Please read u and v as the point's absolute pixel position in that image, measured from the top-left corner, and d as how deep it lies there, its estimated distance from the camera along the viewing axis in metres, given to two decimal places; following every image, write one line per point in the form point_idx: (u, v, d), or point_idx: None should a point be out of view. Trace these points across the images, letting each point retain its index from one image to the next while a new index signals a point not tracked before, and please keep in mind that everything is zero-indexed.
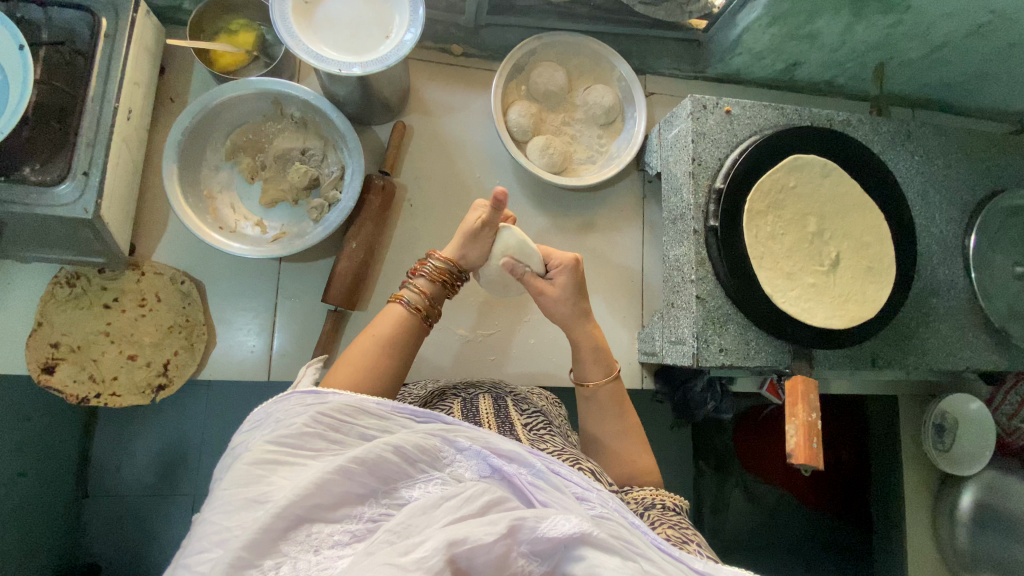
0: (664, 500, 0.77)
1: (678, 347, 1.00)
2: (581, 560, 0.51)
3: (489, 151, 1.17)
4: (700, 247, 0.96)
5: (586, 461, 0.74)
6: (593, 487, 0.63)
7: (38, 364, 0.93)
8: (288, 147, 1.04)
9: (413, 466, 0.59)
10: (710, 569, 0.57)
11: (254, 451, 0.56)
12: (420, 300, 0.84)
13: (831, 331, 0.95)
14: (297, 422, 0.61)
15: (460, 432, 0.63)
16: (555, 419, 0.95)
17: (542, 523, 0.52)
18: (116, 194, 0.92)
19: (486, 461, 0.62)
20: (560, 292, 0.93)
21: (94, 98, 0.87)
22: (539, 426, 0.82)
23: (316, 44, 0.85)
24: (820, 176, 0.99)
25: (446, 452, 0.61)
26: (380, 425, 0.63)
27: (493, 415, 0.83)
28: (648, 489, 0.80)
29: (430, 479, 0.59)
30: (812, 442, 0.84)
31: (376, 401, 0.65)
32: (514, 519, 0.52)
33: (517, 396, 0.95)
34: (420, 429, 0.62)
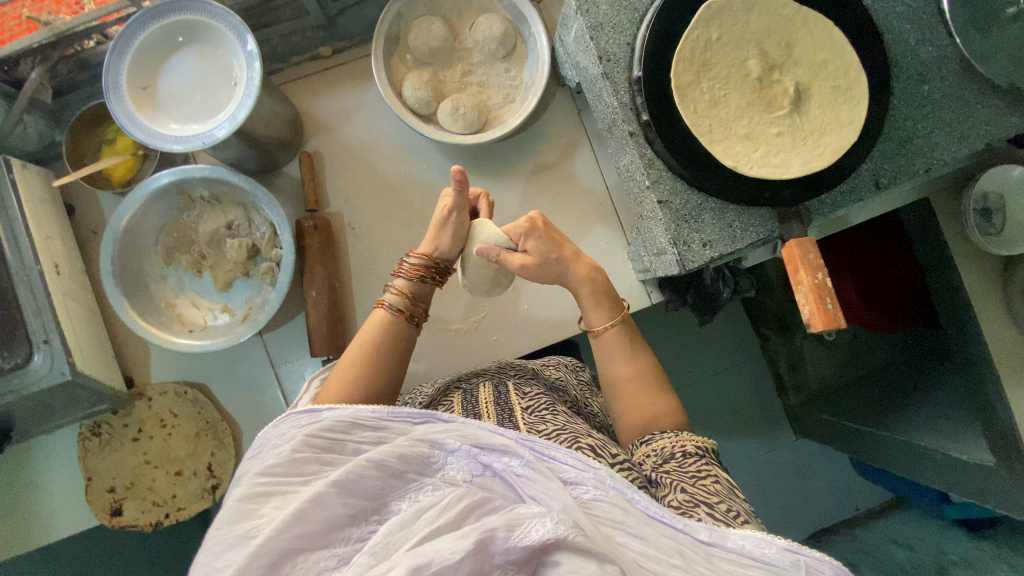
0: (685, 445, 0.76)
1: (663, 258, 0.93)
2: (558, 565, 0.53)
3: (404, 140, 1.09)
4: (643, 148, 0.87)
5: (586, 437, 0.74)
6: (591, 468, 0.63)
7: (106, 511, 1.01)
8: (213, 229, 1.01)
9: (402, 478, 0.61)
10: (716, 538, 0.58)
11: (246, 486, 0.59)
12: (399, 300, 0.85)
13: (815, 176, 0.85)
14: (286, 450, 0.62)
15: (452, 433, 0.66)
16: (565, 393, 0.94)
17: (515, 532, 0.54)
18: (87, 344, 0.95)
19: (476, 460, 0.64)
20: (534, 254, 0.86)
21: (16, 271, 0.88)
22: (541, 407, 0.81)
23: (171, 126, 0.81)
24: (742, 12, 0.85)
25: (437, 457, 0.64)
26: (374, 437, 0.66)
27: (493, 404, 0.83)
28: (670, 434, 0.79)
29: (422, 487, 0.61)
30: (827, 303, 0.77)
31: (370, 411, 0.68)
32: (486, 532, 0.53)
33: (522, 376, 0.95)
34: (412, 436, 0.65)
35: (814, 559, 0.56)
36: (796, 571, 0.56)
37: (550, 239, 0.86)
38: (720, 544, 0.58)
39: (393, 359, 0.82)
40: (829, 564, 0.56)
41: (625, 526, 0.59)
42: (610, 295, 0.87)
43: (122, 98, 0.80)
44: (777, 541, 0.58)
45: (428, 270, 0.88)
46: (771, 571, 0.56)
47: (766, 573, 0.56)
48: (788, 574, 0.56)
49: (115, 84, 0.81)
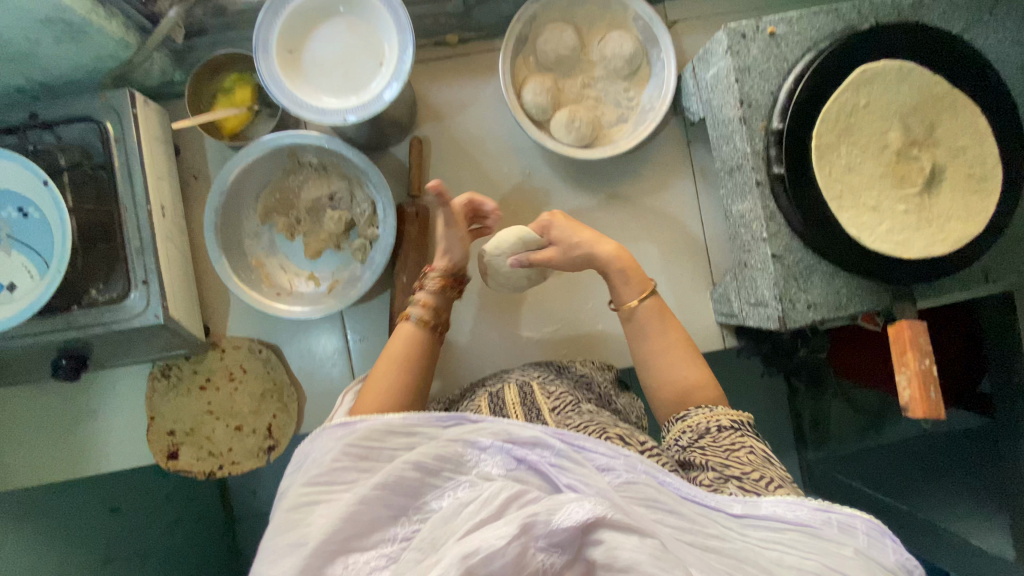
0: (720, 420, 0.76)
1: (761, 310, 0.93)
2: (599, 544, 0.54)
3: (512, 140, 1.09)
4: (766, 200, 0.87)
5: (614, 428, 0.74)
6: (620, 455, 0.65)
7: (163, 452, 1.03)
8: (316, 197, 1.02)
9: (438, 475, 0.62)
10: (748, 509, 0.62)
11: (292, 496, 0.61)
12: (426, 313, 0.85)
13: (933, 260, 0.84)
14: (326, 459, 0.64)
15: (483, 430, 0.66)
16: (590, 390, 0.94)
17: (556, 515, 0.55)
18: (178, 289, 0.95)
19: (510, 454, 0.65)
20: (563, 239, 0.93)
21: (127, 208, 0.88)
22: (568, 407, 0.81)
23: (312, 95, 0.81)
24: (895, 83, 0.84)
25: (471, 455, 0.65)
26: (408, 443, 0.66)
27: (520, 402, 0.83)
28: (704, 408, 0.80)
29: (459, 484, 0.62)
30: (929, 393, 0.77)
31: (401, 417, 0.68)
32: (528, 517, 0.55)
33: (549, 374, 0.95)
34: (445, 437, 0.66)
35: (846, 516, 0.60)
36: (828, 530, 0.59)
37: (569, 227, 0.93)
38: (753, 514, 0.61)
39: (427, 368, 0.83)
40: (860, 520, 0.60)
41: (660, 504, 0.62)
42: (639, 271, 0.90)
43: (269, 59, 0.80)
44: (810, 503, 0.61)
45: (449, 282, 0.89)
46: (803, 533, 0.59)
47: (801, 535, 0.59)
48: (822, 533, 0.59)
49: (264, 43, 0.80)
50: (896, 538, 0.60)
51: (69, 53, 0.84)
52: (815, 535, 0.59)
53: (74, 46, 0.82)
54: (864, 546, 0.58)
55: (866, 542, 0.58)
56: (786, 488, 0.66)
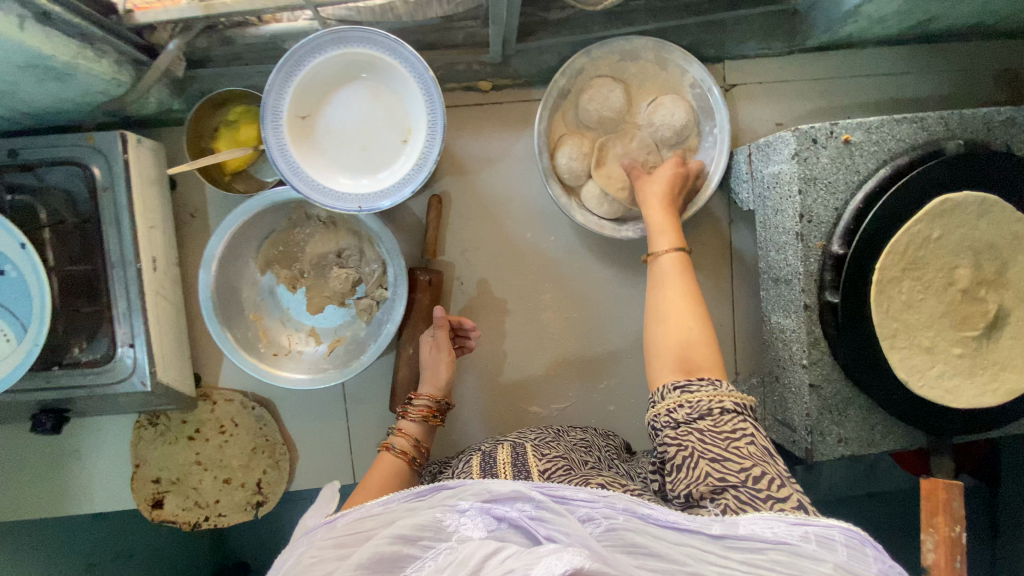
0: (723, 402, 0.64)
1: (787, 431, 0.87)
2: None
3: (539, 203, 1.00)
4: (812, 325, 0.80)
5: (599, 478, 0.68)
6: (599, 496, 0.55)
7: (148, 501, 0.99)
8: (323, 252, 0.94)
9: (415, 545, 0.50)
10: (728, 529, 0.51)
11: None
12: (407, 442, 0.81)
13: (979, 411, 0.79)
14: (302, 555, 0.52)
15: (460, 493, 0.56)
16: (590, 452, 0.86)
17: (534, 567, 0.43)
18: (168, 345, 0.89)
19: (490, 515, 0.54)
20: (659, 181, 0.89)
21: (113, 264, 0.80)
22: (558, 470, 0.69)
23: (326, 173, 0.72)
24: (974, 216, 0.76)
25: (450, 519, 0.53)
26: (384, 517, 0.54)
27: (510, 465, 0.70)
28: (710, 381, 0.67)
29: (440, 552, 0.49)
30: (954, 561, 0.73)
31: (380, 502, 0.56)
32: (501, 572, 0.44)
33: (546, 438, 0.85)
34: (421, 505, 0.55)
35: (821, 526, 0.50)
36: (807, 545, 0.49)
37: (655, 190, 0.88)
38: (734, 535, 0.50)
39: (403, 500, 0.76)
40: (838, 529, 0.50)
41: (642, 549, 0.50)
42: (676, 234, 0.84)
43: (279, 128, 0.69)
44: (816, 522, 0.51)
45: (434, 413, 0.86)
46: (781, 552, 0.49)
47: (782, 555, 0.49)
48: (800, 550, 0.49)
49: (274, 108, 0.69)
50: (877, 545, 0.51)
51: (53, 91, 0.73)
52: (795, 554, 0.48)
53: (58, 85, 0.72)
54: (846, 560, 0.48)
55: (846, 554, 0.48)
56: (792, 491, 0.56)
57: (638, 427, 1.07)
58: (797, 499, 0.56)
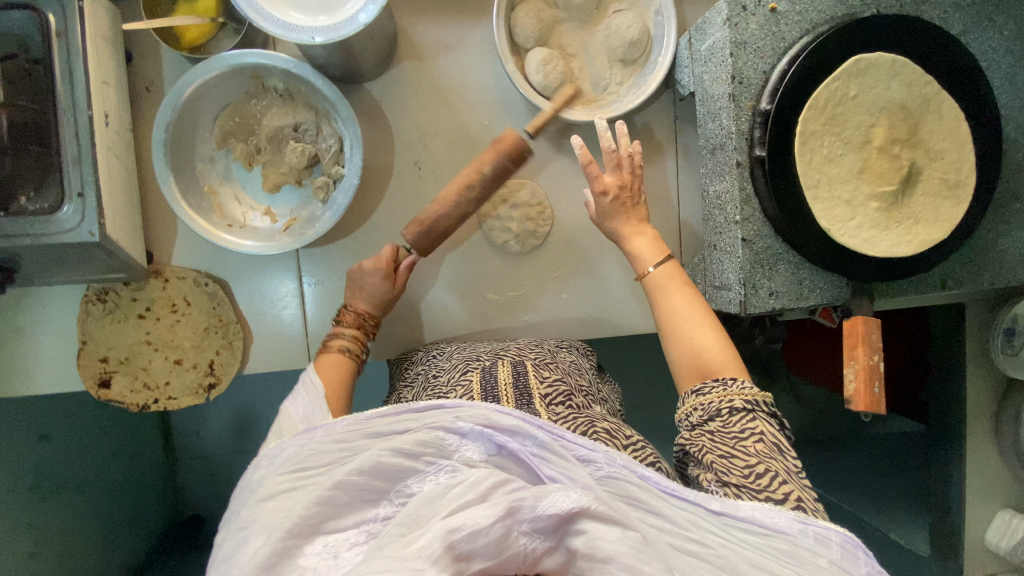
0: (734, 401, 0.71)
1: (723, 293, 0.93)
2: (582, 534, 0.50)
3: (496, 92, 1.04)
4: (745, 182, 0.86)
5: (602, 421, 0.71)
6: (599, 447, 0.59)
7: (94, 379, 0.97)
8: (279, 125, 0.95)
9: (417, 460, 0.55)
10: (728, 508, 0.58)
11: (267, 485, 0.54)
12: (357, 347, 0.90)
13: (898, 260, 0.85)
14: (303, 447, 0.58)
15: (463, 413, 0.59)
16: (579, 380, 0.91)
17: (543, 501, 0.51)
18: (118, 207, 0.88)
19: (492, 440, 0.58)
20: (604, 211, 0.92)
21: (65, 111, 0.80)
22: (559, 398, 0.75)
23: (280, 8, 0.74)
24: (888, 77, 0.83)
25: (451, 440, 0.57)
26: (390, 424, 0.58)
27: (513, 386, 0.76)
28: (723, 382, 0.74)
29: (440, 469, 0.55)
30: (874, 388, 0.79)
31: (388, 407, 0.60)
32: (513, 500, 0.50)
33: (542, 358, 0.92)
34: (422, 422, 0.58)
35: (821, 527, 0.57)
36: (804, 539, 0.56)
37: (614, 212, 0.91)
38: (731, 514, 0.58)
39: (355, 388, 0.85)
40: (834, 531, 0.57)
41: (643, 503, 0.56)
42: (656, 245, 0.89)
43: None
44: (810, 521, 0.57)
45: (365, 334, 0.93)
46: (781, 540, 0.56)
47: (782, 542, 0.56)
48: (798, 542, 0.56)
49: None
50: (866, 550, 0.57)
51: None
52: (793, 544, 0.56)
53: None
54: (837, 559, 0.55)
55: (839, 553, 0.55)
56: (794, 487, 0.61)
57: (592, 316, 1.11)
58: (796, 497, 0.60)
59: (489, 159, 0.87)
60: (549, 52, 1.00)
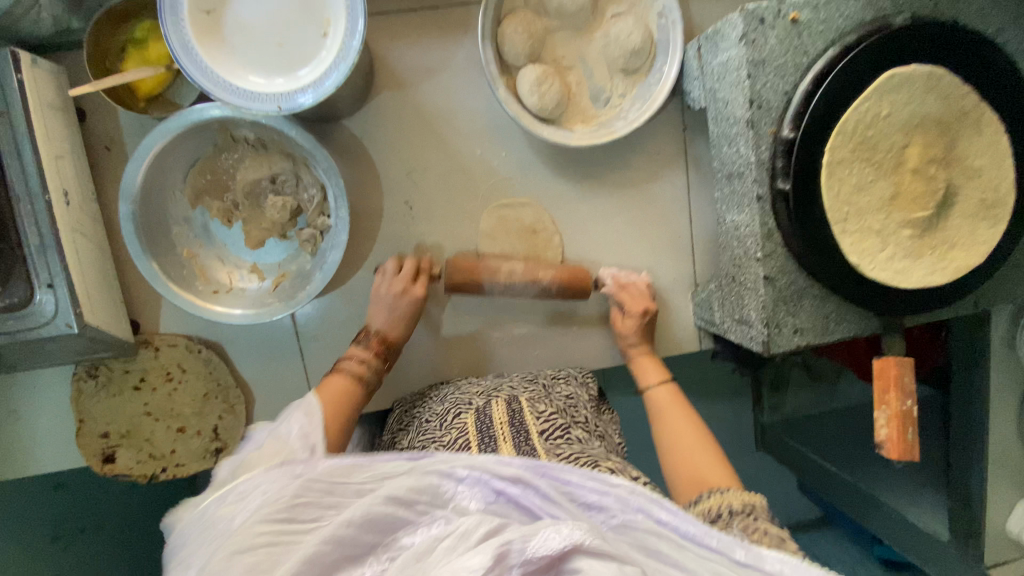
0: (729, 504, 0.63)
1: (744, 328, 0.88)
2: (575, 575, 0.45)
3: (486, 116, 0.95)
4: (766, 216, 0.79)
5: (607, 461, 0.65)
6: (611, 489, 0.56)
7: (98, 457, 0.94)
8: (255, 179, 0.87)
9: (410, 509, 0.51)
10: (753, 559, 0.52)
11: (242, 532, 0.48)
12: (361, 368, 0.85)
13: (930, 291, 0.80)
14: (283, 496, 0.52)
15: (457, 461, 0.56)
16: (577, 413, 0.84)
17: (532, 542, 0.46)
18: (93, 287, 0.82)
19: (489, 486, 0.55)
20: (626, 330, 0.97)
21: (18, 198, 0.73)
22: (558, 434, 0.71)
23: (239, 74, 0.66)
24: (923, 92, 0.74)
25: (446, 487, 0.54)
26: (375, 476, 0.55)
27: (508, 424, 0.72)
28: (719, 490, 0.66)
29: (434, 520, 0.52)
30: (907, 433, 0.75)
31: (366, 455, 0.58)
32: (500, 544, 0.46)
33: (538, 393, 0.85)
34: (415, 470, 0.55)
35: None
36: None
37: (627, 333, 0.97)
38: (757, 567, 0.52)
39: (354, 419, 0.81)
40: None
41: (661, 555, 0.52)
42: (658, 367, 0.94)
43: (180, 24, 0.63)
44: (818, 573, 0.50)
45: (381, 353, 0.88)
46: None
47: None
48: None
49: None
50: None
51: None
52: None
53: None
54: None
55: None
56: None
57: (598, 349, 1.05)
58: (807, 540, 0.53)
59: (553, 279, 0.93)
60: (543, 69, 0.90)
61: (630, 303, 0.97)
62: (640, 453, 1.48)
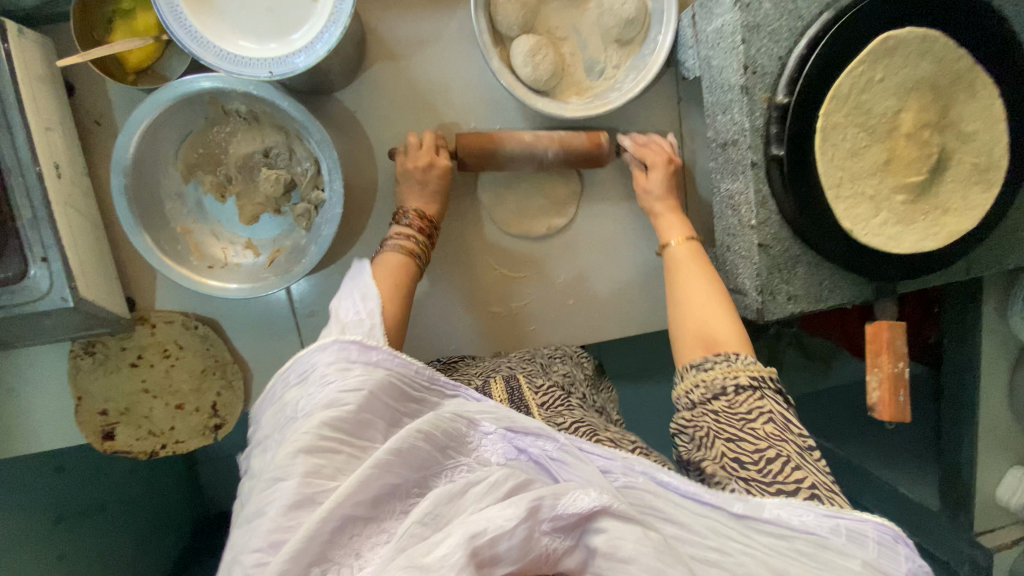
0: (739, 376, 0.65)
1: (738, 297, 0.88)
2: (601, 533, 0.46)
3: (480, 88, 0.95)
4: (760, 184, 0.79)
5: (605, 431, 0.64)
6: (616, 456, 0.55)
7: (97, 433, 0.94)
8: (248, 152, 0.87)
9: (443, 452, 0.51)
10: (751, 510, 0.51)
11: (306, 436, 0.47)
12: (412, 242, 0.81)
13: (923, 256, 0.80)
14: (339, 396, 0.51)
15: (483, 411, 0.56)
16: (575, 391, 0.84)
17: (563, 498, 0.46)
18: (88, 263, 0.82)
19: (512, 443, 0.55)
20: (652, 186, 0.92)
21: (8, 170, 0.72)
22: (557, 404, 0.71)
23: (228, 39, 0.65)
24: (917, 55, 0.74)
25: (472, 436, 0.54)
26: (417, 409, 0.56)
27: (507, 401, 0.71)
28: (727, 356, 0.68)
29: (460, 467, 0.51)
30: (899, 396, 0.76)
31: (416, 367, 0.57)
32: (534, 499, 0.46)
33: (536, 371, 0.86)
34: (445, 411, 0.55)
35: (854, 520, 0.50)
36: (836, 539, 0.49)
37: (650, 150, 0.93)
38: (755, 517, 0.51)
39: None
40: (871, 525, 0.50)
41: (661, 513, 0.51)
42: (682, 224, 0.88)
43: None
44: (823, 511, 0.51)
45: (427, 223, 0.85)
46: (810, 542, 0.49)
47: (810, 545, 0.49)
48: (830, 542, 0.49)
49: None
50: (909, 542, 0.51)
51: None
52: (822, 545, 0.49)
53: None
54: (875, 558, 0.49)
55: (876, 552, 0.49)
56: (808, 473, 0.54)
57: (594, 321, 1.06)
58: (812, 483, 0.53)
59: (567, 145, 0.89)
60: (536, 39, 0.89)
61: (652, 157, 0.92)
62: (638, 430, 1.48)
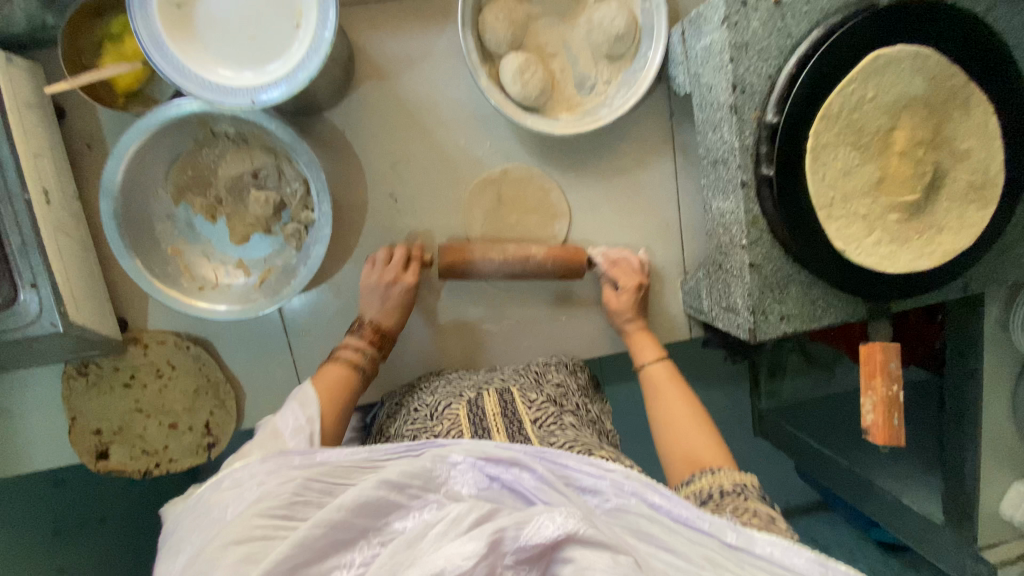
0: (723, 484, 0.65)
1: (731, 315, 0.87)
2: (568, 563, 0.46)
3: (469, 105, 0.94)
4: (751, 203, 0.78)
5: (599, 448, 0.65)
6: (606, 475, 0.57)
7: (91, 453, 0.94)
8: (237, 174, 0.87)
9: (403, 492, 0.52)
10: (742, 541, 0.52)
11: (239, 527, 0.48)
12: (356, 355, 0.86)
13: (918, 276, 0.79)
14: (281, 491, 0.53)
15: (454, 447, 0.58)
16: (567, 403, 0.84)
17: (525, 529, 0.47)
18: (78, 286, 0.82)
19: (483, 472, 0.57)
20: (622, 307, 0.96)
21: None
22: (550, 420, 0.72)
23: (210, 67, 0.65)
24: (910, 73, 0.73)
25: (441, 470, 0.55)
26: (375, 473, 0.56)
27: (501, 416, 0.72)
28: (710, 471, 0.68)
29: (425, 504, 0.52)
30: (893, 420, 0.75)
31: (367, 449, 0.60)
32: (495, 531, 0.46)
33: (529, 384, 0.85)
34: (409, 456, 0.56)
35: (840, 572, 0.49)
36: None
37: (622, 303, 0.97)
38: (746, 550, 0.52)
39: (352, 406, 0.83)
40: (854, 575, 0.49)
41: (651, 538, 0.53)
42: (655, 343, 0.93)
43: (149, 19, 0.63)
44: (807, 554, 0.51)
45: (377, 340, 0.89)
46: None
47: None
48: None
49: None
50: None
51: None
52: None
53: None
54: None
55: None
56: (765, 522, 0.58)
57: (588, 337, 1.06)
58: (786, 527, 0.56)
59: (546, 257, 0.92)
60: (525, 57, 0.89)
61: (622, 279, 0.96)
62: (637, 440, 1.48)
